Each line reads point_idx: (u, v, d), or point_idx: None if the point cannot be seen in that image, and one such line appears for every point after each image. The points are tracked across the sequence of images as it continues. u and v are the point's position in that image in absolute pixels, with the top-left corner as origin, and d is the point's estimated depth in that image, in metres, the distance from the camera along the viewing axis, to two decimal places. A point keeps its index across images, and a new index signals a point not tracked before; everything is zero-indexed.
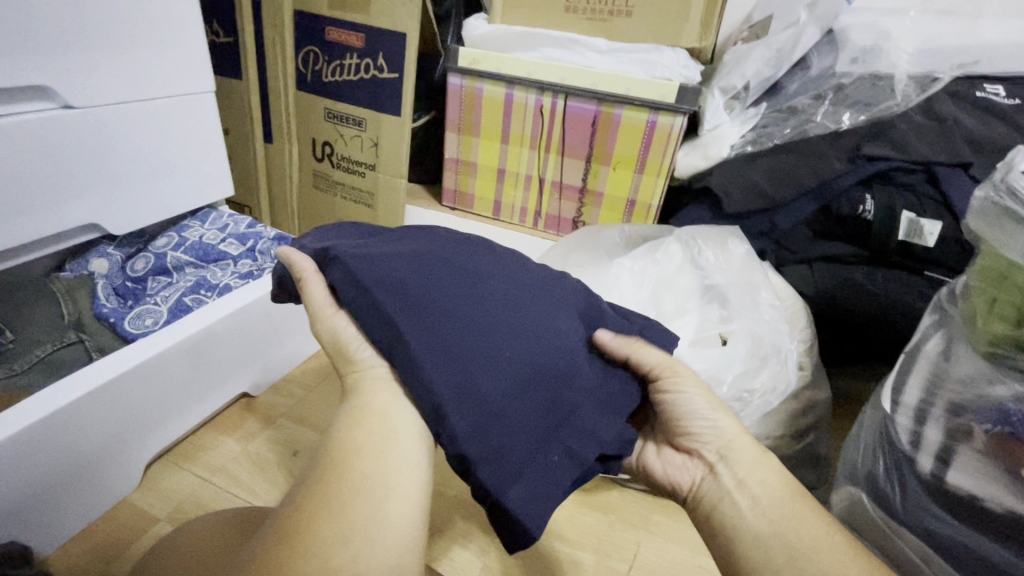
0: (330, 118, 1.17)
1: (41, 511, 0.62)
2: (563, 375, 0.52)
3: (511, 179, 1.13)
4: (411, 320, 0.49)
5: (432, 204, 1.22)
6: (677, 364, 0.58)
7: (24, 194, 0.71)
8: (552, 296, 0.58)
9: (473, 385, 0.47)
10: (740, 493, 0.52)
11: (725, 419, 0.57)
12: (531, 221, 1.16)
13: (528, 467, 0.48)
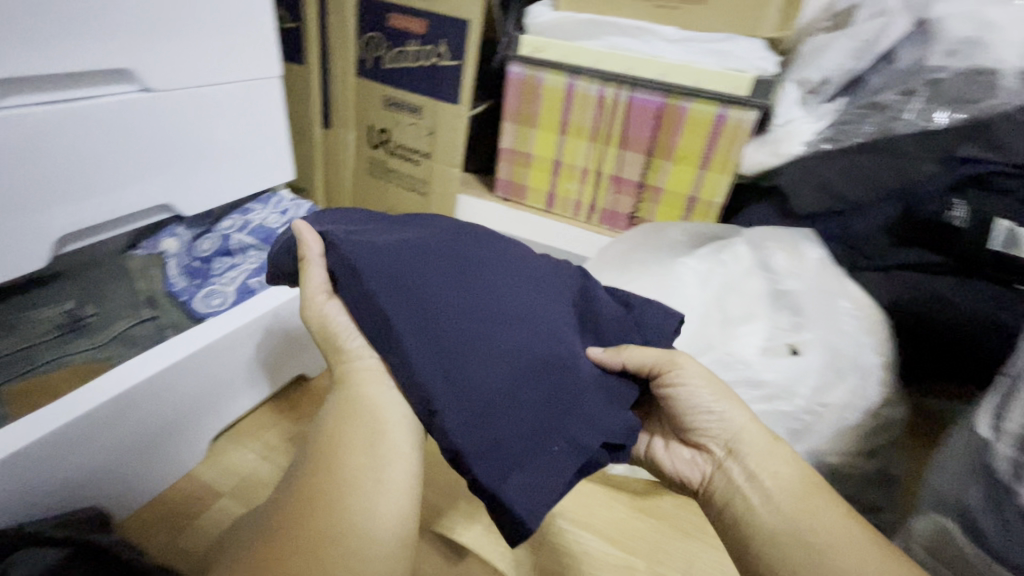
0: (388, 105, 1.17)
1: (115, 482, 0.64)
2: (557, 369, 0.55)
3: (567, 172, 1.11)
4: (406, 313, 0.52)
5: (485, 195, 1.21)
6: (677, 357, 0.60)
7: (105, 174, 0.74)
8: (547, 288, 0.60)
9: (467, 383, 0.51)
10: (752, 490, 0.55)
11: (731, 411, 0.60)
12: (585, 216, 1.14)
13: (524, 461, 0.51)
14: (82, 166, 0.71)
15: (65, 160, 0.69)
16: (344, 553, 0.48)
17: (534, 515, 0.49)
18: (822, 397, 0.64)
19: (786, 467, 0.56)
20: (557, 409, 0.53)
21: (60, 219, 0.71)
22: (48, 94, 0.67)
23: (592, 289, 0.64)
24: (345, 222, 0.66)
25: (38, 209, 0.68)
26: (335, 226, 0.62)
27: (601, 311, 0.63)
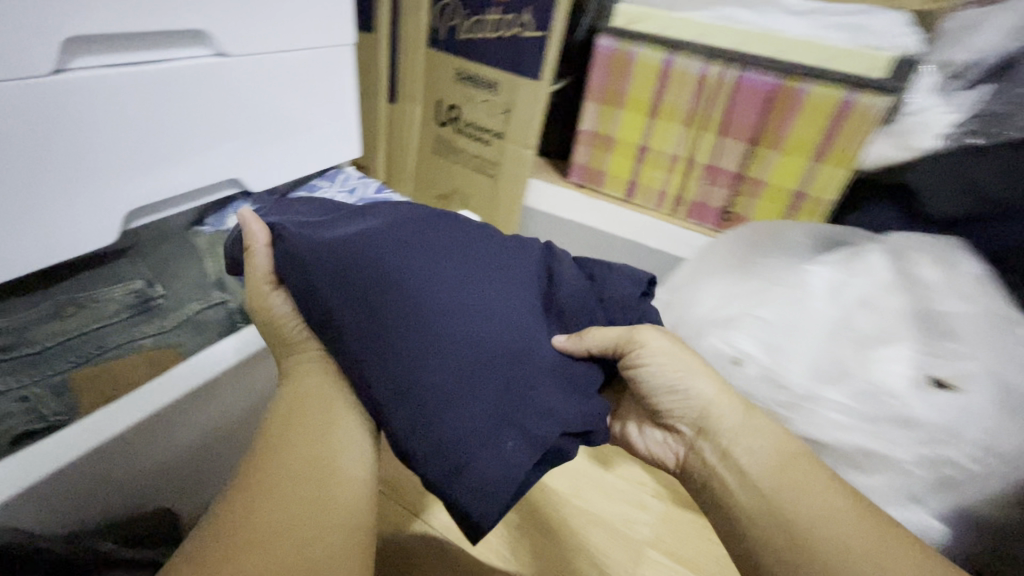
0: (461, 79, 1.08)
1: (183, 480, 0.61)
2: (512, 356, 0.51)
3: (653, 158, 1.00)
4: (350, 307, 0.50)
5: (559, 181, 1.12)
6: (637, 334, 0.56)
7: (176, 145, 0.69)
8: (507, 275, 0.57)
9: (413, 377, 0.48)
10: (724, 468, 0.53)
11: (698, 387, 0.57)
12: (668, 208, 1.04)
13: (477, 455, 0.46)
14: (149, 137, 0.66)
15: (130, 131, 0.64)
16: (292, 551, 0.44)
17: (488, 513, 0.45)
18: (993, 443, 0.53)
19: (764, 446, 0.53)
20: (514, 400, 0.49)
21: (127, 193, 0.66)
22: (120, 55, 0.61)
23: (556, 270, 0.62)
24: (305, 213, 0.64)
25: (103, 183, 0.64)
26: (290, 218, 0.60)
27: (564, 297, 0.60)
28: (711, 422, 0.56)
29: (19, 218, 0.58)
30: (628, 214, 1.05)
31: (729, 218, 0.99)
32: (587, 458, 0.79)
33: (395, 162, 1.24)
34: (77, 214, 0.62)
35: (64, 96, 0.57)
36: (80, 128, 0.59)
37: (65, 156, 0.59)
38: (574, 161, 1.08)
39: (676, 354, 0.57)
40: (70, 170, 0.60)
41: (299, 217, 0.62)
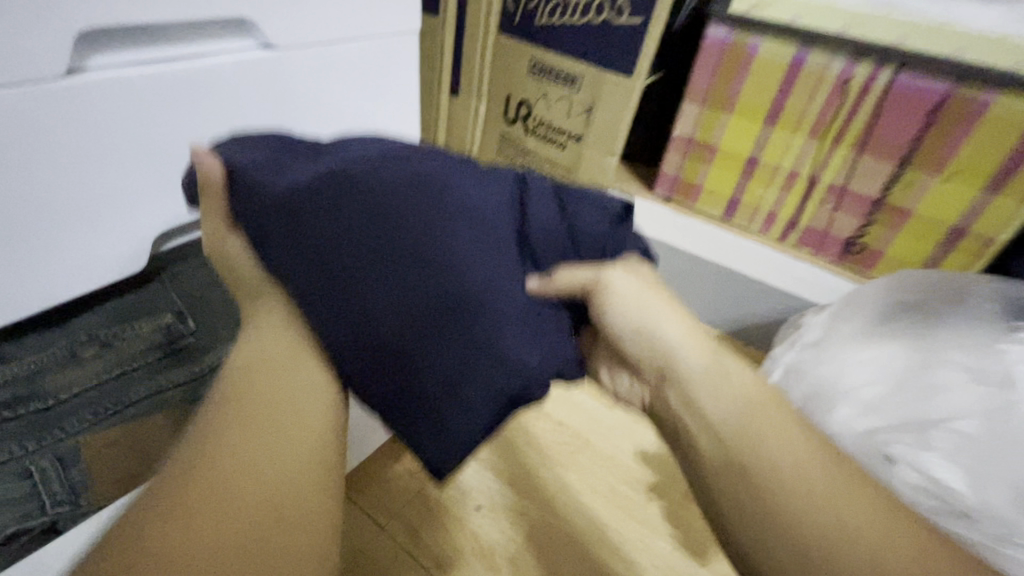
0: (535, 71, 0.94)
1: None
2: (471, 304, 0.38)
3: (762, 174, 0.84)
4: (290, 255, 0.41)
5: (642, 192, 0.97)
6: (608, 272, 0.40)
7: None
8: (466, 186, 0.42)
9: (353, 336, 0.39)
10: (696, 423, 0.38)
11: (666, 329, 0.40)
12: (776, 233, 0.87)
13: (431, 415, 0.38)
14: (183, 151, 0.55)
15: (157, 150, 0.53)
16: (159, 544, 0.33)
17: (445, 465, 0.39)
18: None
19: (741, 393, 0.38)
20: (470, 356, 0.38)
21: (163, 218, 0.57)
22: (143, 48, 0.50)
23: (535, 187, 0.44)
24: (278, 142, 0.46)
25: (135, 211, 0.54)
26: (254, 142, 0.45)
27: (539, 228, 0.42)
28: (679, 369, 0.39)
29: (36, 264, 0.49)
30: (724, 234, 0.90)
31: (856, 249, 0.82)
32: (676, 546, 0.65)
33: None
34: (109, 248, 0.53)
35: (71, 118, 0.46)
36: (99, 154, 0.49)
37: (81, 187, 0.49)
38: (663, 172, 0.93)
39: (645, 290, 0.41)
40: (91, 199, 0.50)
41: (257, 141, 0.45)
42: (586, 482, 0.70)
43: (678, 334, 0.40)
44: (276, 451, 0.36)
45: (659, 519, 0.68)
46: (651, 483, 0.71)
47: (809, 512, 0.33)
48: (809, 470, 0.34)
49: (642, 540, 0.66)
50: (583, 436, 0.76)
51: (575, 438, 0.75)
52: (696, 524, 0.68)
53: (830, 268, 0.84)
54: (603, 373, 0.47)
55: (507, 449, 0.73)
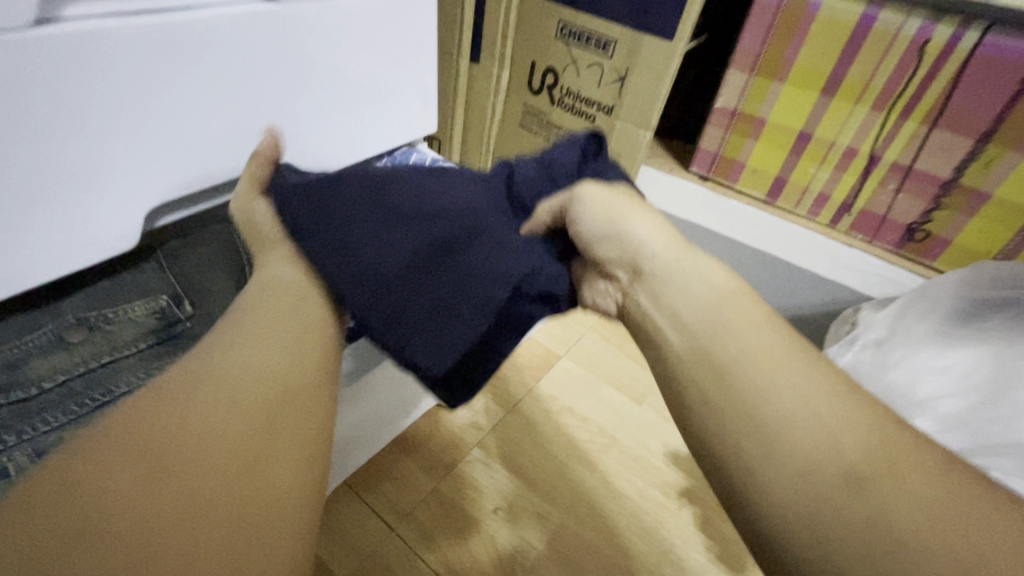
0: (564, 35, 0.86)
1: None
2: (467, 232, 0.46)
3: (815, 150, 0.75)
4: (309, 211, 0.47)
5: (677, 170, 0.89)
6: (585, 183, 0.44)
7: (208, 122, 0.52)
8: (451, 173, 0.54)
9: (361, 263, 0.43)
10: (660, 314, 0.39)
11: (638, 228, 0.41)
12: (826, 217, 0.79)
13: (428, 322, 0.43)
14: (178, 112, 0.49)
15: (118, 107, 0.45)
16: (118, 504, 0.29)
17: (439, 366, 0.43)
18: None
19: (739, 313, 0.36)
20: (466, 275, 0.44)
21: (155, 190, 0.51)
22: None
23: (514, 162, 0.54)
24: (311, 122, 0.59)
25: (125, 181, 0.48)
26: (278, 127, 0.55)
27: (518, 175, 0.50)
28: (647, 261, 0.41)
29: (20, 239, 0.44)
30: (768, 217, 0.83)
31: (918, 236, 0.74)
32: (711, 560, 0.60)
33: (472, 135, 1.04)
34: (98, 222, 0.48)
35: (57, 75, 0.40)
36: (85, 115, 0.43)
37: (39, 159, 0.42)
38: (702, 148, 0.84)
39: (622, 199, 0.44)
40: (77, 165, 0.45)
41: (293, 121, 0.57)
42: (613, 485, 0.65)
43: (648, 230, 0.42)
44: (292, 331, 0.41)
45: (692, 529, 0.63)
46: (683, 488, 0.66)
47: (760, 373, 0.33)
48: (772, 345, 0.34)
49: (673, 552, 0.60)
50: (610, 434, 0.70)
51: (601, 437, 0.70)
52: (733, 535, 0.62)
53: (886, 257, 0.77)
54: (583, 293, 0.47)
55: (528, 446, 0.68)
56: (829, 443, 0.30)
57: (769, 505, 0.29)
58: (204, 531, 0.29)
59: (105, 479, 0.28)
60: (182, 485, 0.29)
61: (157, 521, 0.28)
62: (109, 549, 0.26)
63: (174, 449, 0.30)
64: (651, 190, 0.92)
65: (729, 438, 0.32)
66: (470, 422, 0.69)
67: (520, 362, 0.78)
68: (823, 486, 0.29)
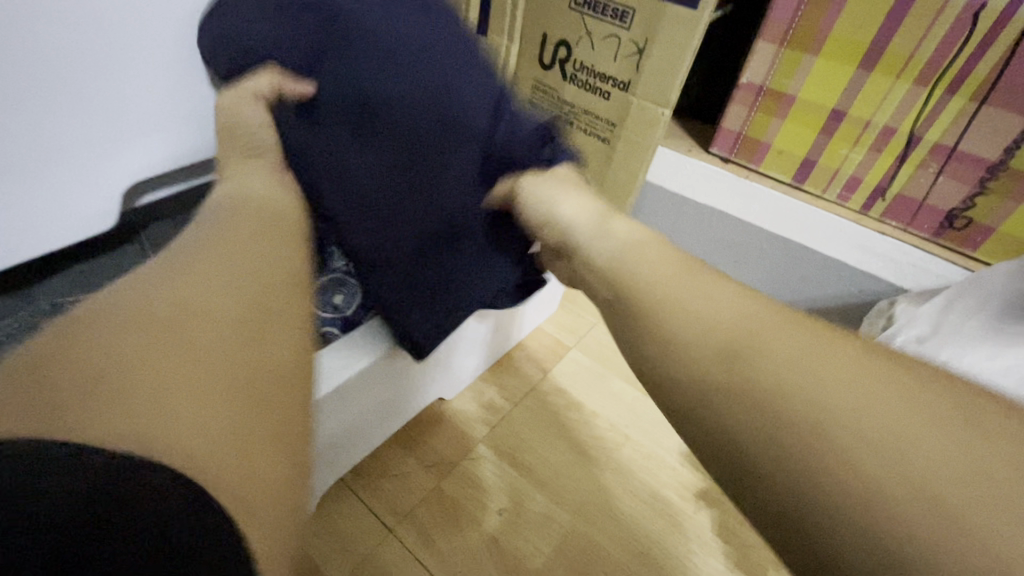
0: (578, 5, 0.80)
1: None
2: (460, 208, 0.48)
3: (848, 130, 0.70)
4: (317, 146, 0.47)
5: (696, 151, 0.84)
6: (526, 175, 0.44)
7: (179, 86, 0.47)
8: (449, 72, 0.47)
9: (372, 219, 0.48)
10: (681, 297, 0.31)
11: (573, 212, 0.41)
12: (857, 202, 0.74)
13: (432, 291, 0.51)
14: (177, 91, 0.52)
15: None
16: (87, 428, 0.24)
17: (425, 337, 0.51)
18: None
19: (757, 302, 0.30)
20: (468, 249, 0.50)
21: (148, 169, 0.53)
22: None
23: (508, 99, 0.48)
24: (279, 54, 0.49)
25: (123, 158, 0.51)
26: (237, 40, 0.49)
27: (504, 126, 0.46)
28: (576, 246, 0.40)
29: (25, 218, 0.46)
30: (792, 202, 0.77)
31: (958, 224, 0.68)
32: (729, 566, 0.57)
33: None
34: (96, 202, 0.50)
35: None
36: None
37: None
38: (724, 127, 0.79)
39: (561, 184, 0.44)
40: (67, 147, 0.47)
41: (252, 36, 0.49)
42: (626, 486, 0.61)
43: (581, 213, 0.41)
44: (301, 227, 0.39)
45: (710, 533, 0.59)
46: (699, 489, 0.62)
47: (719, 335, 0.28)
48: (723, 300, 0.30)
49: (689, 558, 0.57)
50: (622, 431, 0.66)
51: (613, 433, 0.66)
52: (752, 540, 0.59)
53: (922, 246, 0.71)
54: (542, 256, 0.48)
55: (536, 442, 0.64)
56: (871, 443, 0.23)
57: (755, 475, 0.25)
58: (220, 398, 0.27)
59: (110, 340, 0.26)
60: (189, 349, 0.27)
61: (166, 384, 0.26)
62: (115, 408, 0.24)
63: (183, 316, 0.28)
64: (668, 172, 0.86)
65: (696, 406, 0.28)
66: (474, 416, 0.66)
67: (528, 353, 0.74)
68: (792, 440, 0.24)
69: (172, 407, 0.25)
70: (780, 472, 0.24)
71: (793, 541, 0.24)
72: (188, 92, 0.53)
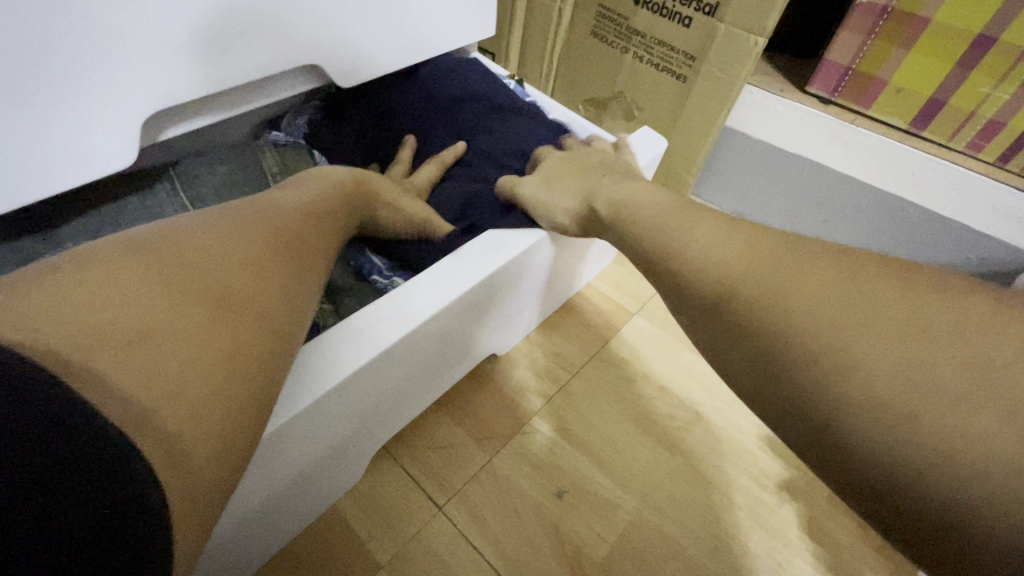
0: None
1: (276, 521, 0.42)
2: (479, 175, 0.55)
3: (996, 61, 0.56)
4: (374, 123, 0.60)
5: (788, 90, 0.71)
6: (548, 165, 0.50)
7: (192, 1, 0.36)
8: (477, 78, 0.60)
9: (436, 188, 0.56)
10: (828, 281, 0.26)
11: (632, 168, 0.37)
12: (994, 151, 0.62)
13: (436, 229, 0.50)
14: (216, 6, 0.38)
15: None
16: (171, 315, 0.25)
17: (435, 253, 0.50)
18: None
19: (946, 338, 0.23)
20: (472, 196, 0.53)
21: (175, 94, 0.39)
22: None
23: (516, 108, 0.58)
24: (387, 65, 0.53)
25: (147, 81, 0.37)
26: (318, 15, 0.44)
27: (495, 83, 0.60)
28: None
29: (7, 144, 0.33)
30: (913, 149, 0.65)
31: None
32: (818, 568, 0.50)
33: (532, 46, 0.88)
34: (110, 129, 0.37)
35: None
36: None
37: None
38: (828, 60, 0.66)
39: (572, 164, 0.48)
40: (69, 58, 0.33)
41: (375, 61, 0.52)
42: (699, 472, 0.55)
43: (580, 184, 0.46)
44: (221, 250, 0.29)
45: (797, 529, 0.52)
46: (784, 480, 0.55)
47: (783, 292, 0.27)
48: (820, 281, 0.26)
49: (773, 557, 0.51)
50: (694, 409, 0.59)
51: (682, 412, 0.59)
52: (845, 543, 0.52)
53: None
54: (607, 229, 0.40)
55: (595, 418, 0.58)
56: None
57: (848, 451, 0.23)
58: (204, 341, 0.26)
59: (113, 272, 0.26)
60: (195, 293, 0.27)
61: (158, 318, 0.25)
62: (176, 339, 0.25)
63: (194, 264, 0.28)
64: (752, 111, 0.75)
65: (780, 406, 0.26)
66: (528, 386, 0.59)
67: (585, 318, 0.66)
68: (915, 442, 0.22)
69: (162, 340, 0.24)
70: (884, 461, 0.22)
71: (913, 515, 0.22)
72: (235, 18, 0.39)
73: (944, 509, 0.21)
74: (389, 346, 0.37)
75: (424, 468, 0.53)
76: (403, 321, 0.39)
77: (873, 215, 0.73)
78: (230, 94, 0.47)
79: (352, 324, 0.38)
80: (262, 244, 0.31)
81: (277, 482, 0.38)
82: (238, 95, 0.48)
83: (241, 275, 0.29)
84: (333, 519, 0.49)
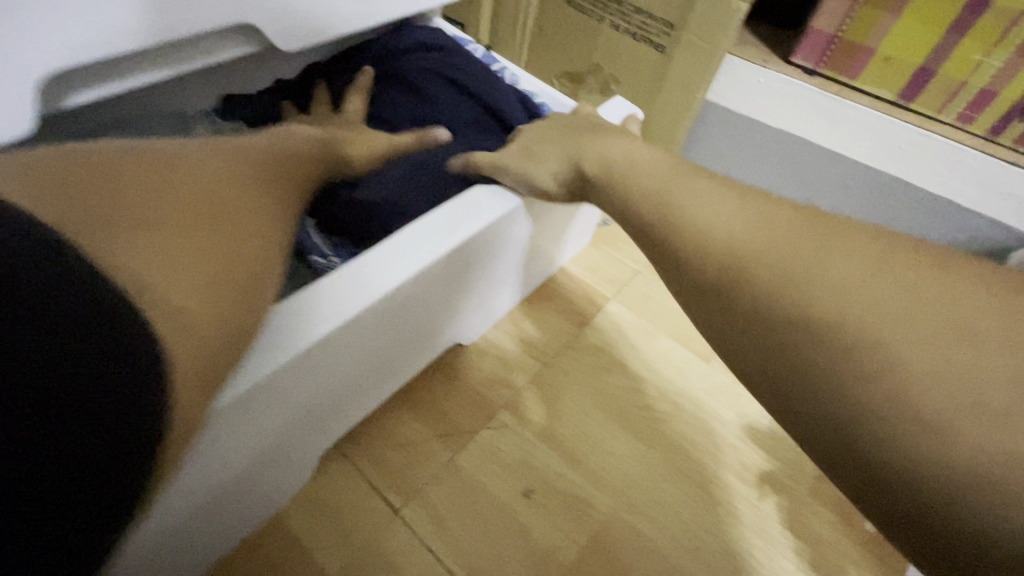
0: None
1: (206, 528, 0.38)
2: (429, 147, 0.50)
3: (988, 27, 0.53)
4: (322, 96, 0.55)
5: (771, 61, 0.67)
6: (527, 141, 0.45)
7: None
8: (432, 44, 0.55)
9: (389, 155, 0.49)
10: None
11: None
12: (984, 124, 0.59)
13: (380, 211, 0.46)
14: None
15: None
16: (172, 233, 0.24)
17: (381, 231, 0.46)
18: None
19: None
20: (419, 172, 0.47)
21: (76, 52, 0.33)
22: None
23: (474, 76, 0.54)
24: (335, 29, 0.47)
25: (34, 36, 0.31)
26: None
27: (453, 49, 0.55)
28: None
29: None
30: (901, 123, 0.62)
31: None
32: (801, 566, 0.48)
33: (503, 16, 0.83)
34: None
35: None
36: None
37: None
38: (814, 28, 0.62)
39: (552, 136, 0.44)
40: None
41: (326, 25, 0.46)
42: (677, 466, 0.52)
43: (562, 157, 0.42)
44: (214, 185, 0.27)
45: (779, 524, 0.49)
46: (766, 472, 0.52)
47: None
48: None
49: (753, 554, 0.48)
50: (672, 398, 0.56)
51: (660, 402, 0.56)
52: (829, 538, 0.49)
53: None
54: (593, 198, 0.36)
55: (566, 410, 0.54)
56: None
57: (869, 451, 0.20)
58: (199, 240, 0.24)
59: (92, 173, 0.23)
60: (189, 203, 0.25)
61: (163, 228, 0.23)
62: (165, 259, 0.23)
63: (206, 198, 0.26)
64: (735, 81, 0.71)
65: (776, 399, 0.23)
66: (495, 376, 0.56)
67: (557, 304, 0.62)
68: None
69: (162, 230, 0.23)
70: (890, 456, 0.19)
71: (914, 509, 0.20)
72: None
73: (957, 511, 0.19)
74: (315, 342, 0.33)
75: (381, 466, 0.49)
76: (329, 313, 0.34)
77: (858, 193, 0.70)
78: (175, 47, 0.42)
79: (272, 313, 0.32)
80: (236, 164, 0.30)
81: (190, 497, 0.33)
82: (181, 47, 0.43)
83: (244, 216, 0.28)
84: (278, 526, 0.45)
